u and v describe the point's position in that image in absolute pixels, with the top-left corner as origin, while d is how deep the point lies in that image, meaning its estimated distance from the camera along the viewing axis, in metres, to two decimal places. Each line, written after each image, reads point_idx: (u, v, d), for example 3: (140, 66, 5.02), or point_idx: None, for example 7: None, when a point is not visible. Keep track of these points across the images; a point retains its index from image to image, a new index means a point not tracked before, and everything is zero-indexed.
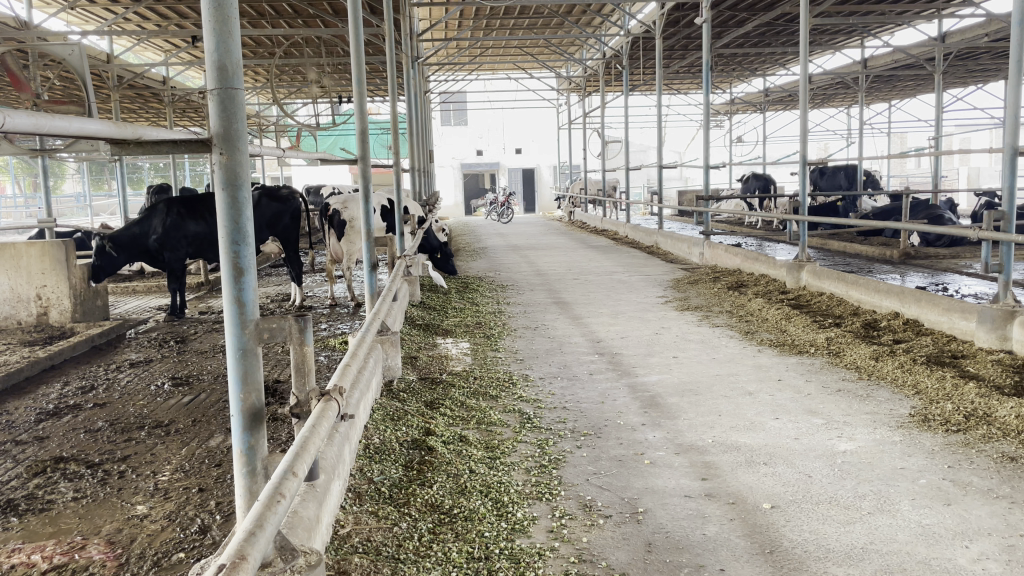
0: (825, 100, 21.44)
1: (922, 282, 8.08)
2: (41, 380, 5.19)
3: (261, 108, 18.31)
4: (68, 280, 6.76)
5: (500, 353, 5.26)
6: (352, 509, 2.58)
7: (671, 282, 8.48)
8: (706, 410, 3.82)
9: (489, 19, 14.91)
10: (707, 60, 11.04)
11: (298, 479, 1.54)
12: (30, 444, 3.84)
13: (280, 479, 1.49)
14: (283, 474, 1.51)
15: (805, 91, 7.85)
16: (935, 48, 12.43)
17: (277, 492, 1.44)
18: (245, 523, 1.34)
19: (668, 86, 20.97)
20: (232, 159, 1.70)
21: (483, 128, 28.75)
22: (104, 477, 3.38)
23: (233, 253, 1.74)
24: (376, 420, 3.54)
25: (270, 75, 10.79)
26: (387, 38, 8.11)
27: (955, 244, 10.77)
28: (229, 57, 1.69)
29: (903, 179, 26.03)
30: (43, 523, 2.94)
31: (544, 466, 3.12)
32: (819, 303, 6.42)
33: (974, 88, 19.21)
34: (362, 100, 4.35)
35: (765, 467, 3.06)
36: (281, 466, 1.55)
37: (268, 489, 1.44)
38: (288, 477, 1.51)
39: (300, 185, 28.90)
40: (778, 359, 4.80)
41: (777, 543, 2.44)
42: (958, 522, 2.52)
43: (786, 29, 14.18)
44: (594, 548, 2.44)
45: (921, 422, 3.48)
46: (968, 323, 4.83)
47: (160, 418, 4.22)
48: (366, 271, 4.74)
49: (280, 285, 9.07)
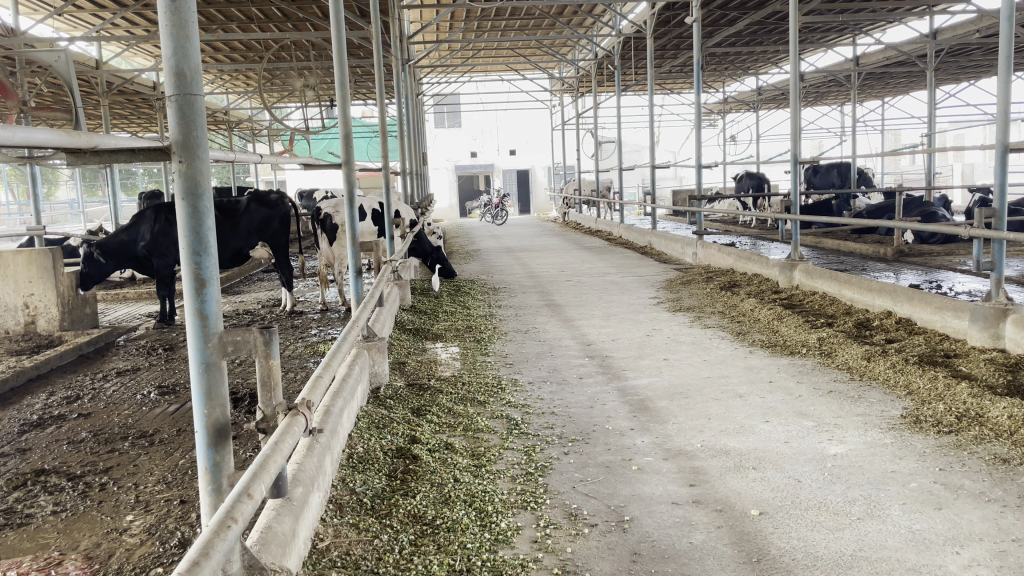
0: (819, 99, 21.45)
1: (916, 280, 8.05)
2: (26, 391, 5.13)
3: (253, 112, 18.27)
4: (55, 288, 6.69)
5: (490, 357, 5.22)
6: (332, 521, 2.53)
7: (663, 282, 8.44)
8: (696, 414, 3.78)
9: (481, 20, 14.85)
10: (698, 60, 10.99)
11: (255, 499, 1.48)
12: (12, 456, 3.79)
13: (234, 502, 1.42)
14: (238, 497, 1.43)
15: (794, 89, 7.64)
16: (926, 45, 12.44)
17: (230, 517, 1.36)
18: (191, 553, 1.25)
19: (662, 85, 20.99)
20: (192, 167, 1.66)
21: (478, 130, 28.72)
22: (85, 489, 3.33)
23: (194, 263, 1.70)
24: (361, 429, 3.49)
25: (259, 79, 10.76)
26: (375, 42, 8.02)
27: (949, 242, 10.74)
28: (187, 62, 1.65)
29: (898, 177, 25.97)
30: (21, 538, 2.88)
31: (530, 473, 3.07)
32: (812, 303, 6.39)
33: (968, 85, 19.15)
34: (344, 104, 4.27)
35: (754, 471, 3.01)
36: (237, 487, 1.48)
37: (219, 513, 1.37)
38: (243, 500, 1.44)
39: (294, 190, 28.91)
40: (768, 360, 4.76)
41: (766, 551, 2.40)
42: (949, 527, 2.48)
43: (777, 27, 14.14)
44: (578, 559, 2.39)
45: (912, 424, 3.44)
46: (960, 321, 4.79)
47: (144, 428, 4.16)
48: (352, 276, 4.69)
49: (271, 291, 9.02)
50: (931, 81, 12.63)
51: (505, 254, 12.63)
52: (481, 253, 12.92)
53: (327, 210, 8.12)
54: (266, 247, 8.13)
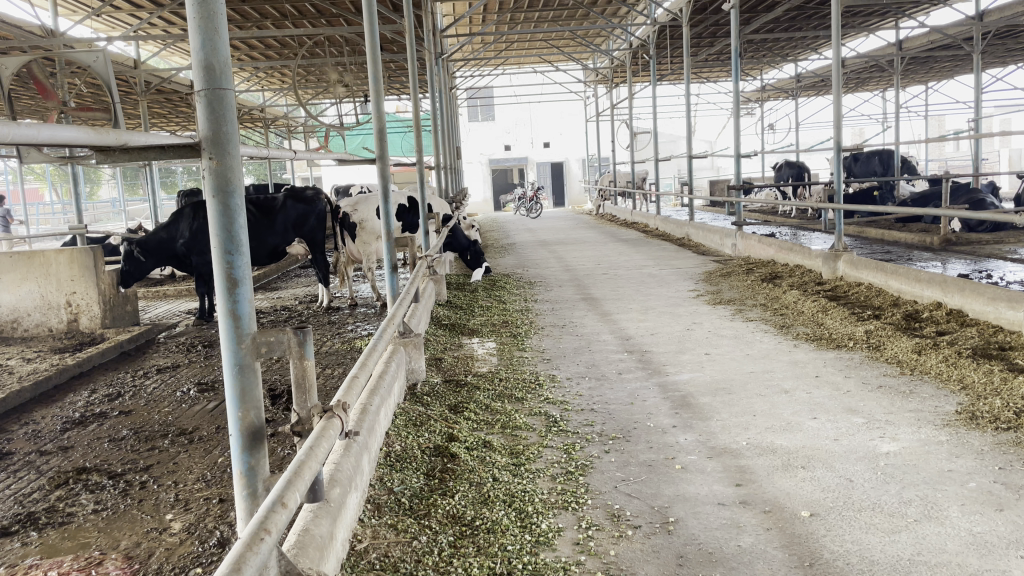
0: (860, 85, 20.89)
1: (965, 270, 7.78)
2: (69, 388, 5.21)
3: (288, 109, 18.42)
4: (96, 286, 6.80)
5: (527, 353, 5.14)
6: (370, 522, 2.50)
7: (702, 275, 8.29)
8: (741, 410, 3.67)
9: (513, 12, 14.76)
10: (737, 47, 10.73)
11: (287, 510, 1.40)
12: (55, 455, 3.83)
13: (267, 512, 1.36)
14: (272, 505, 1.38)
15: (838, 75, 7.36)
16: (973, 27, 12.00)
17: (263, 528, 1.30)
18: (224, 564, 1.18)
19: (697, 74, 20.63)
20: (222, 164, 1.62)
21: (511, 122, 28.60)
22: (126, 488, 3.35)
23: (226, 263, 1.66)
24: (398, 426, 3.46)
25: (294, 76, 10.83)
26: (406, 33, 7.88)
27: (999, 229, 10.39)
28: (216, 55, 1.62)
29: (942, 164, 25.27)
30: (63, 537, 2.90)
31: (570, 472, 3.00)
32: (857, 294, 6.20)
33: (1016, 68, 18.48)
34: (378, 99, 4.22)
35: (803, 471, 2.91)
36: (271, 496, 1.42)
37: (251, 526, 1.30)
38: (276, 508, 1.38)
39: (330, 186, 29.20)
40: (814, 354, 4.62)
41: (818, 555, 2.29)
42: (1013, 530, 2.35)
43: (816, 12, 13.77)
44: (623, 562, 2.32)
45: (968, 420, 3.30)
46: (1014, 313, 4.59)
47: (184, 426, 4.18)
48: (388, 272, 4.64)
49: (308, 287, 9.07)
50: (978, 64, 12.18)
51: (541, 247, 12.56)
52: (516, 247, 12.88)
53: (346, 209, 8.10)
54: (302, 243, 8.14)
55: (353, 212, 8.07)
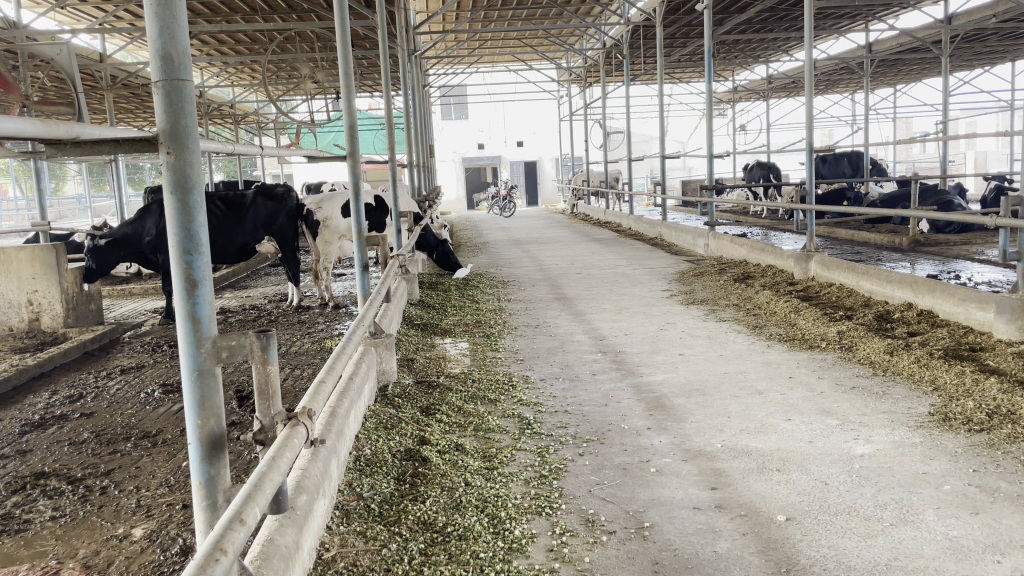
0: (831, 86, 21.12)
1: (933, 270, 7.89)
2: (29, 390, 5.04)
3: (259, 105, 18.17)
4: (59, 284, 6.61)
5: (500, 353, 5.09)
6: (338, 529, 2.43)
7: (676, 274, 8.31)
8: (715, 412, 3.65)
9: (487, 10, 14.69)
10: (709, 47, 10.54)
11: (246, 527, 1.32)
12: (12, 459, 3.69)
13: (224, 530, 1.27)
14: (229, 523, 1.29)
15: (810, 77, 7.32)
16: (941, 30, 12.17)
17: (217, 549, 1.22)
18: None
19: (670, 75, 20.75)
20: (181, 159, 1.55)
21: (484, 121, 28.53)
22: (85, 493, 3.23)
23: (184, 263, 1.59)
24: (369, 429, 3.38)
25: (265, 70, 10.68)
26: (379, 29, 7.71)
27: (966, 230, 10.58)
28: (174, 44, 1.54)
29: (910, 165, 25.69)
30: (18, 545, 2.78)
31: (544, 476, 2.95)
32: (829, 295, 6.24)
33: (981, 72, 18.83)
34: (350, 95, 4.12)
35: (779, 474, 2.89)
36: (229, 513, 1.33)
37: (205, 546, 1.21)
38: (233, 527, 1.29)
39: (302, 183, 28.92)
40: (788, 354, 4.63)
41: (795, 560, 2.27)
42: (988, 534, 2.34)
43: (788, 14, 13.92)
44: (597, 569, 2.28)
45: (941, 421, 3.31)
46: (984, 314, 4.64)
47: (147, 428, 4.06)
48: (358, 272, 4.53)
49: (278, 286, 8.92)
50: (946, 68, 12.35)
51: (515, 246, 12.51)
52: (489, 246, 12.81)
53: (310, 206, 7.92)
54: (272, 242, 7.99)
55: (317, 209, 7.87)
